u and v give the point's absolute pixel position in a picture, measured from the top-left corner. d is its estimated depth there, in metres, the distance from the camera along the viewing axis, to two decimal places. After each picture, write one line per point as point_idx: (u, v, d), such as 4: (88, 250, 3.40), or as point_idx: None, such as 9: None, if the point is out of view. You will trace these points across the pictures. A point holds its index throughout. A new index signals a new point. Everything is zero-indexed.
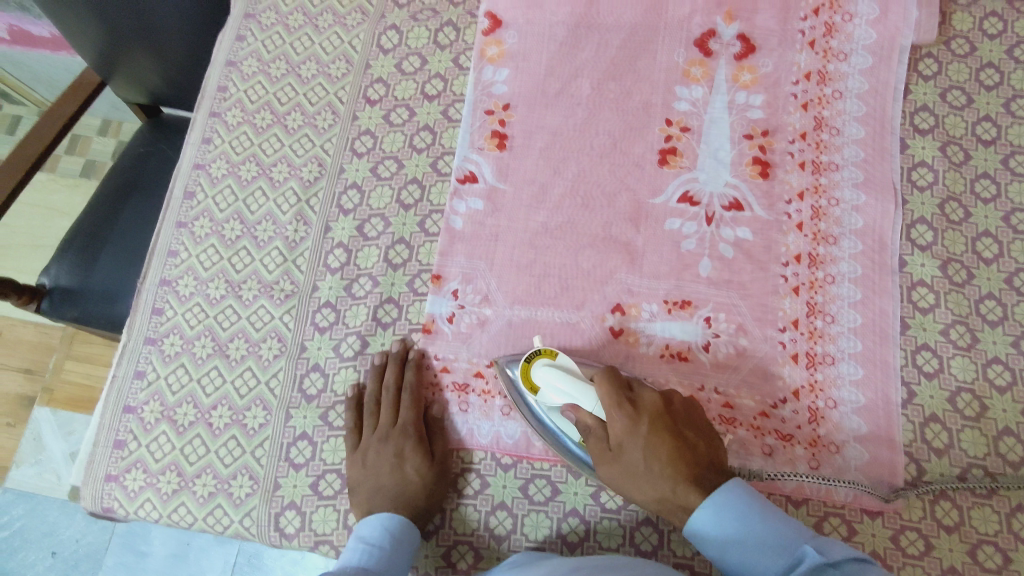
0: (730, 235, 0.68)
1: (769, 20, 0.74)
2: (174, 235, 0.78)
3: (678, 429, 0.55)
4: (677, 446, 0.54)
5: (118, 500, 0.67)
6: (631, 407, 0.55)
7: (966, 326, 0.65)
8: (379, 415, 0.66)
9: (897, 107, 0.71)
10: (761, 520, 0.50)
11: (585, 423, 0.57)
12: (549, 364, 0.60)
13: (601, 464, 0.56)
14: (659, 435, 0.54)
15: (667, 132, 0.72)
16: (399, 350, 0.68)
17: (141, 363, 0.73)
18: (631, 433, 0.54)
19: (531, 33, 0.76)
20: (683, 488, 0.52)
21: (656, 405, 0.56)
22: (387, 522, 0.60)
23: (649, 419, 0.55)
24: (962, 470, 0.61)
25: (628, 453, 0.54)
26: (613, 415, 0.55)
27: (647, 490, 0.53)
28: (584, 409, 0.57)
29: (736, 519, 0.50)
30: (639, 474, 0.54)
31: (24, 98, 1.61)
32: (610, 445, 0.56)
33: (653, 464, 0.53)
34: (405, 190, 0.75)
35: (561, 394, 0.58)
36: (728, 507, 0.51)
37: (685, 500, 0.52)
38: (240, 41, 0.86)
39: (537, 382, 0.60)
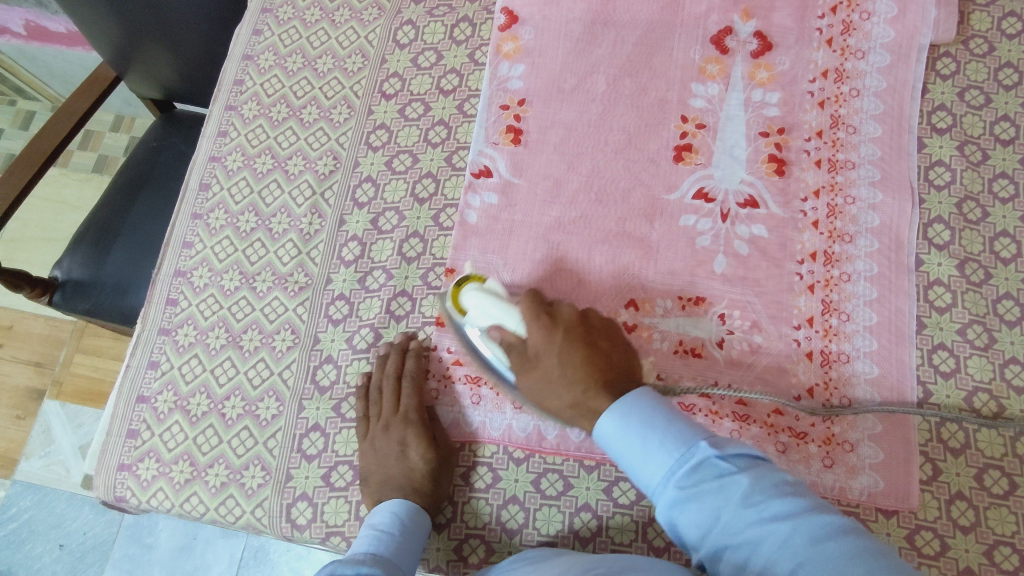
0: (745, 232, 0.68)
1: (787, 18, 0.74)
2: (190, 226, 0.78)
3: (591, 336, 0.56)
4: (591, 352, 0.54)
5: (131, 489, 0.68)
6: (549, 318, 0.56)
7: (983, 326, 0.65)
8: (382, 402, 0.65)
9: (915, 106, 0.71)
10: (663, 422, 0.50)
11: (510, 342, 0.58)
12: (478, 287, 0.60)
13: (521, 376, 0.57)
14: (573, 343, 0.54)
15: (682, 128, 0.72)
16: (400, 341, 0.68)
17: (155, 353, 0.73)
18: (546, 342, 0.55)
19: (547, 29, 0.76)
20: (593, 394, 0.53)
21: (573, 317, 0.56)
22: (397, 509, 0.59)
23: (564, 329, 0.55)
24: (978, 470, 0.61)
25: (544, 362, 0.55)
26: (532, 327, 0.56)
27: (562, 396, 0.54)
28: (508, 328, 0.58)
29: (640, 424, 0.51)
30: (554, 380, 0.54)
31: (38, 92, 1.64)
32: (528, 356, 0.56)
33: (566, 370, 0.54)
34: (420, 184, 0.75)
35: (489, 317, 0.59)
36: (632, 410, 0.51)
37: (595, 404, 0.53)
38: (257, 35, 0.86)
39: (466, 304, 0.60)
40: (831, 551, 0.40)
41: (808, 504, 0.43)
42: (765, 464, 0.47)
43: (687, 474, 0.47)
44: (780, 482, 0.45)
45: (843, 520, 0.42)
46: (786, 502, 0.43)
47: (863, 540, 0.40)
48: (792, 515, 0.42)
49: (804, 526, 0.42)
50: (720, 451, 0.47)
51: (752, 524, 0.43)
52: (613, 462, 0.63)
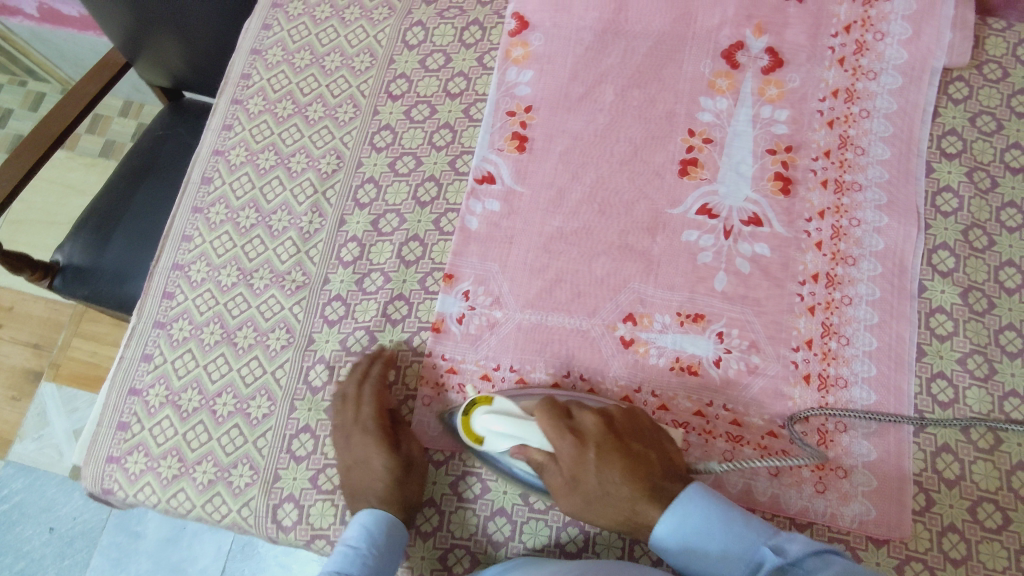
0: (747, 250, 0.67)
1: (799, 35, 0.73)
2: (190, 219, 0.78)
3: (623, 441, 0.56)
4: (629, 462, 0.55)
5: (118, 482, 0.67)
6: (575, 435, 0.56)
7: (984, 356, 0.64)
8: (344, 411, 0.65)
9: (925, 130, 0.70)
10: (721, 525, 0.52)
11: (536, 460, 0.57)
12: (487, 411, 0.59)
13: (563, 496, 0.56)
14: (608, 457, 0.55)
15: (689, 142, 0.71)
16: (374, 352, 0.68)
17: (148, 346, 0.73)
18: (580, 463, 0.55)
19: (557, 37, 0.76)
20: (641, 504, 0.54)
21: (597, 426, 0.57)
22: (367, 522, 0.58)
23: (594, 444, 0.55)
24: (972, 503, 0.60)
25: (585, 483, 0.55)
26: (559, 447, 0.56)
27: (611, 513, 0.55)
28: (531, 447, 0.57)
29: (697, 529, 0.52)
30: (600, 500, 0.55)
31: (50, 75, 1.65)
32: (565, 477, 0.56)
33: (613, 487, 0.54)
34: (422, 187, 0.74)
35: (506, 438, 0.58)
36: (685, 514, 0.53)
37: (647, 515, 0.54)
38: (266, 30, 0.86)
39: (481, 432, 0.59)
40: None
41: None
42: (838, 559, 0.47)
43: None
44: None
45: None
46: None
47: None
48: None
49: None
50: (786, 559, 0.49)
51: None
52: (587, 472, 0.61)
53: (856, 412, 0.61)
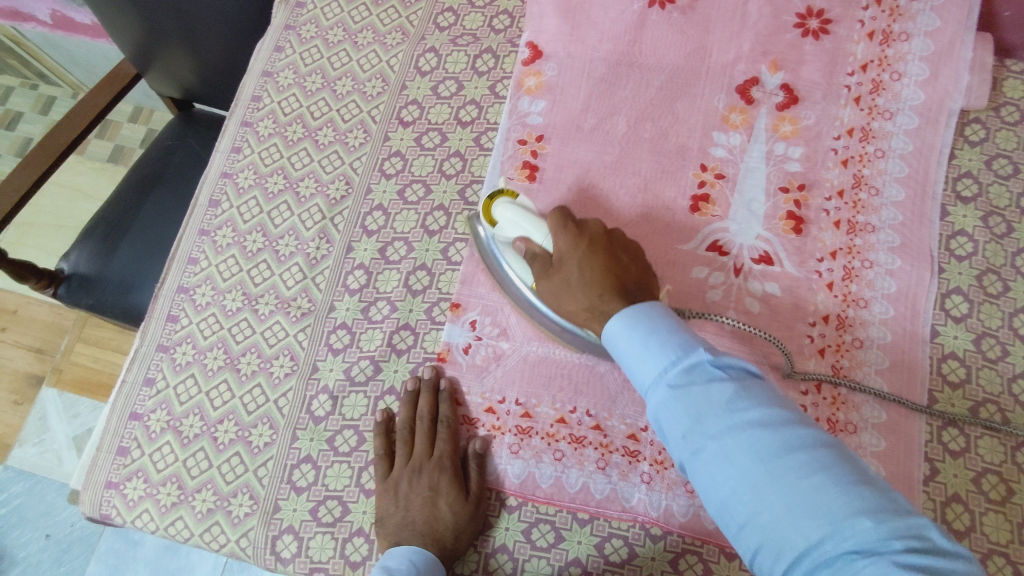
0: (758, 289, 0.66)
1: (815, 73, 0.72)
2: (196, 242, 0.78)
3: (615, 250, 0.58)
4: (612, 266, 0.56)
5: (116, 508, 0.67)
6: (575, 229, 0.59)
7: (996, 405, 0.63)
8: (414, 443, 0.64)
9: (940, 172, 0.69)
10: (668, 326, 0.50)
11: (534, 252, 0.61)
12: (508, 202, 0.64)
13: (541, 282, 0.60)
14: (596, 253, 0.57)
15: (701, 177, 0.71)
16: (431, 376, 0.65)
17: (151, 370, 0.72)
18: (570, 250, 0.58)
19: (570, 66, 0.75)
20: (607, 297, 0.55)
21: (600, 230, 0.59)
22: (413, 556, 0.57)
23: (590, 240, 0.58)
24: (982, 555, 0.58)
25: (565, 267, 0.58)
26: (557, 235, 0.59)
27: (577, 300, 0.56)
28: (534, 238, 0.61)
29: (645, 326, 0.50)
30: (572, 285, 0.57)
31: (61, 79, 1.66)
32: (552, 262, 0.59)
33: (585, 277, 0.56)
34: (431, 216, 0.74)
35: (517, 227, 0.62)
36: (641, 314, 0.51)
37: (607, 308, 0.54)
38: (278, 52, 0.86)
39: (497, 217, 0.64)
40: (799, 462, 0.40)
41: (789, 417, 0.43)
42: (760, 379, 0.47)
43: (679, 376, 0.47)
44: (769, 395, 0.45)
45: (813, 434, 0.42)
46: (769, 411, 0.43)
47: (829, 453, 0.41)
48: (774, 427, 0.42)
49: (785, 437, 0.42)
50: (717, 361, 0.47)
51: (731, 428, 0.43)
52: (607, 517, 0.61)
53: (869, 388, 0.62)
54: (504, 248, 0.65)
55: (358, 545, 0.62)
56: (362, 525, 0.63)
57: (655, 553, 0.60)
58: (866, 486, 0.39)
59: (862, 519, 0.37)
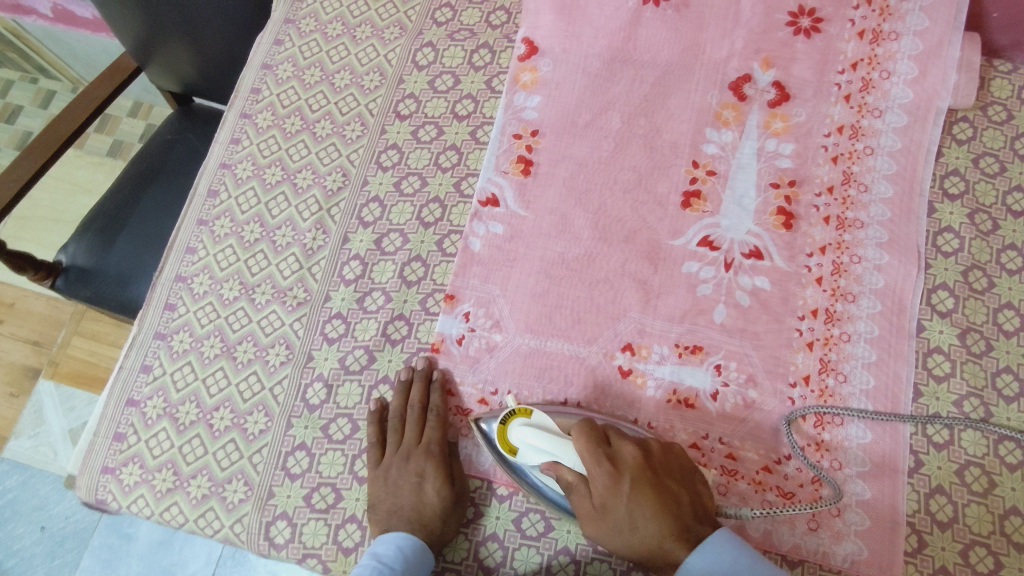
0: (747, 283, 0.67)
1: (807, 71, 0.73)
2: (195, 232, 0.79)
3: (659, 479, 0.54)
4: (664, 503, 0.53)
5: (112, 493, 0.68)
6: (612, 464, 0.54)
7: (980, 399, 0.64)
8: (404, 431, 0.65)
9: (928, 169, 0.70)
10: (752, 572, 0.51)
11: (566, 481, 0.56)
12: (524, 424, 0.59)
13: (586, 520, 0.54)
14: (643, 494, 0.53)
15: (693, 173, 0.71)
16: (424, 367, 0.67)
17: (148, 357, 0.73)
18: (613, 492, 0.53)
19: (566, 62, 0.76)
20: (671, 545, 0.52)
21: (635, 456, 0.55)
22: (401, 543, 0.59)
23: (630, 476, 0.54)
24: (964, 546, 0.60)
25: (613, 514, 0.53)
26: (594, 473, 0.54)
27: (636, 546, 0.53)
28: (563, 465, 0.56)
29: (726, 571, 0.50)
30: (626, 533, 0.53)
31: (61, 73, 1.66)
32: (592, 504, 0.54)
33: (642, 519, 0.52)
34: (426, 208, 0.75)
35: (539, 453, 0.58)
36: (719, 554, 0.51)
37: (674, 554, 0.52)
38: (278, 45, 0.87)
39: (515, 444, 0.59)
40: None
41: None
42: None
43: None
44: None
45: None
46: None
47: None
48: None
49: None
50: None
51: None
52: None
53: (855, 411, 0.62)
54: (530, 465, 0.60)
55: (350, 531, 0.63)
56: (355, 512, 0.64)
57: None
58: None
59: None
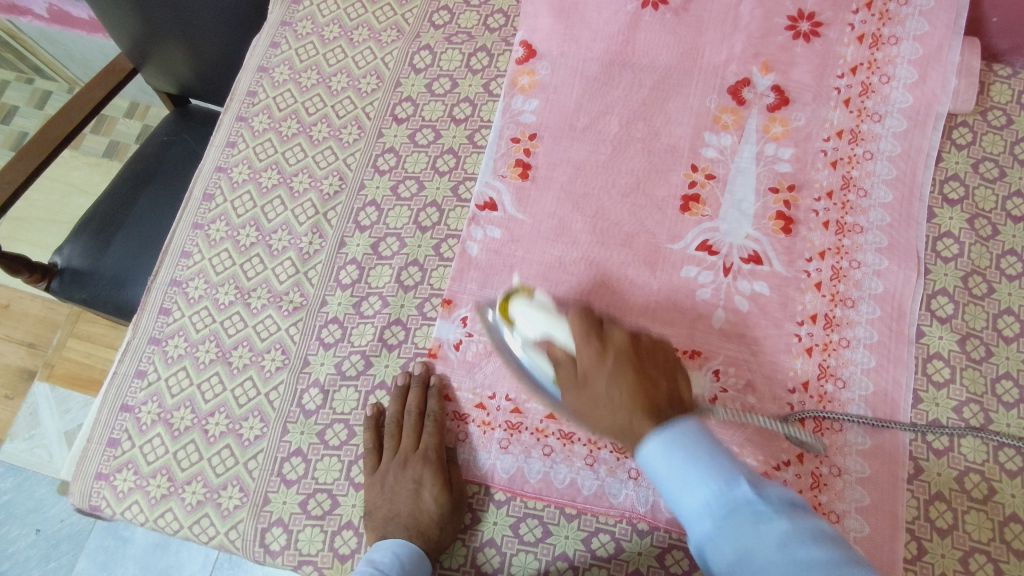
0: (747, 289, 0.67)
1: (806, 75, 0.73)
2: (190, 236, 0.78)
3: (643, 364, 0.55)
4: (642, 380, 0.53)
5: (106, 499, 0.67)
6: (599, 341, 0.56)
7: (980, 405, 0.64)
8: (401, 437, 0.64)
9: (927, 174, 0.70)
10: (708, 455, 0.47)
11: (555, 356, 0.57)
12: (525, 301, 0.61)
13: (568, 392, 0.56)
14: (624, 367, 0.54)
15: (692, 177, 0.71)
16: (422, 372, 0.66)
17: (143, 362, 0.73)
18: (596, 363, 0.55)
19: (564, 65, 0.76)
20: (638, 418, 0.51)
21: (625, 340, 0.56)
22: (397, 549, 0.58)
23: (615, 354, 0.55)
24: (964, 553, 0.59)
25: (593, 383, 0.54)
26: (582, 346, 0.56)
27: (608, 421, 0.53)
28: (555, 342, 0.58)
29: (681, 452, 0.48)
30: (600, 402, 0.54)
31: (57, 74, 1.66)
32: (576, 375, 0.56)
33: (614, 393, 0.53)
34: (423, 213, 0.74)
35: (535, 327, 0.59)
36: (675, 438, 0.49)
37: (639, 429, 0.51)
38: (275, 48, 0.87)
39: (514, 317, 0.61)
40: None
41: (839, 554, 0.40)
42: (814, 519, 0.43)
43: (724, 513, 0.44)
44: (828, 537, 0.41)
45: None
46: (824, 552, 0.40)
47: None
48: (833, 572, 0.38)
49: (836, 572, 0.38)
50: (762, 497, 0.44)
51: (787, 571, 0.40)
52: (594, 513, 0.62)
53: (855, 417, 0.62)
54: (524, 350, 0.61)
55: (346, 538, 0.62)
56: (351, 518, 0.63)
57: (642, 548, 0.60)
58: None
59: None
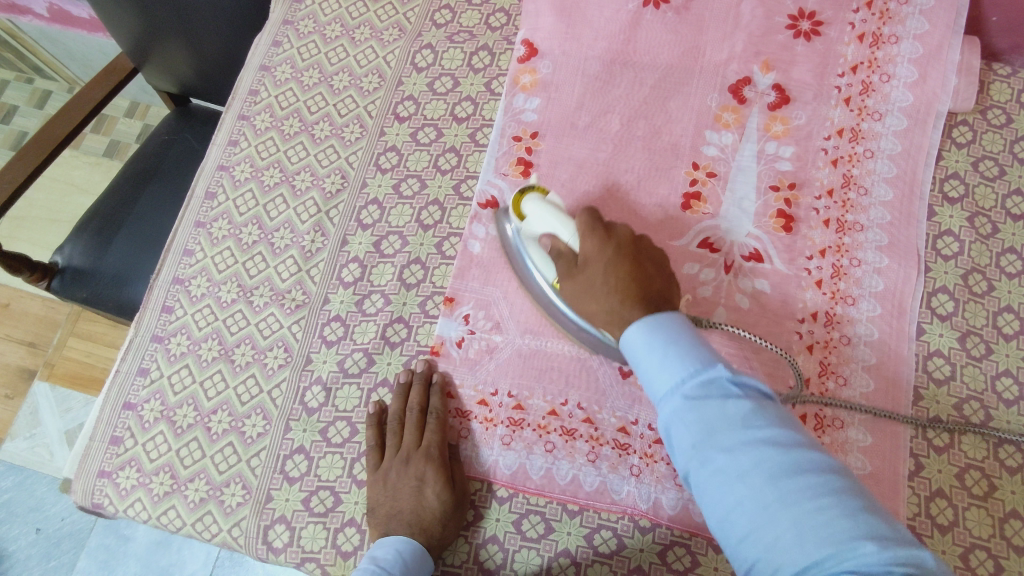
0: (748, 287, 0.67)
1: (806, 73, 0.73)
2: (193, 234, 0.78)
3: (642, 259, 0.57)
4: (638, 273, 0.55)
5: (109, 497, 0.67)
6: (604, 233, 0.57)
7: (980, 402, 0.64)
8: (403, 435, 0.64)
9: (928, 172, 0.71)
10: (687, 342, 0.50)
11: (559, 250, 0.60)
12: (538, 198, 0.62)
13: (565, 281, 0.59)
14: (622, 258, 0.56)
15: (693, 175, 0.71)
16: (424, 370, 0.66)
17: (145, 360, 0.73)
18: (597, 253, 0.57)
19: (565, 64, 0.76)
20: (628, 303, 0.54)
21: (628, 236, 0.58)
22: (401, 547, 0.57)
23: (617, 245, 0.57)
24: (964, 549, 0.59)
25: (591, 269, 0.57)
26: (586, 238, 0.58)
27: (598, 302, 0.56)
28: (561, 237, 0.60)
29: (664, 339, 0.50)
30: (594, 289, 0.56)
31: (57, 73, 1.66)
32: (576, 262, 0.58)
33: (608, 277, 0.55)
34: (425, 211, 0.75)
35: (544, 223, 0.61)
36: (662, 326, 0.51)
37: (627, 315, 0.54)
38: (276, 47, 0.87)
39: (525, 212, 0.63)
40: (807, 482, 0.40)
41: (797, 438, 0.44)
42: (776, 408, 0.46)
43: (694, 391, 0.47)
44: (787, 424, 0.45)
45: (817, 454, 0.43)
46: (784, 436, 0.44)
47: (833, 474, 0.41)
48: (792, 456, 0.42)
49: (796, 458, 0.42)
50: (734, 382, 0.47)
51: (747, 448, 0.43)
52: (596, 509, 0.62)
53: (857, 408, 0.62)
54: (530, 245, 0.64)
55: (349, 535, 0.62)
56: (354, 515, 0.63)
57: (644, 545, 0.61)
58: (862, 504, 0.40)
59: (865, 541, 0.37)
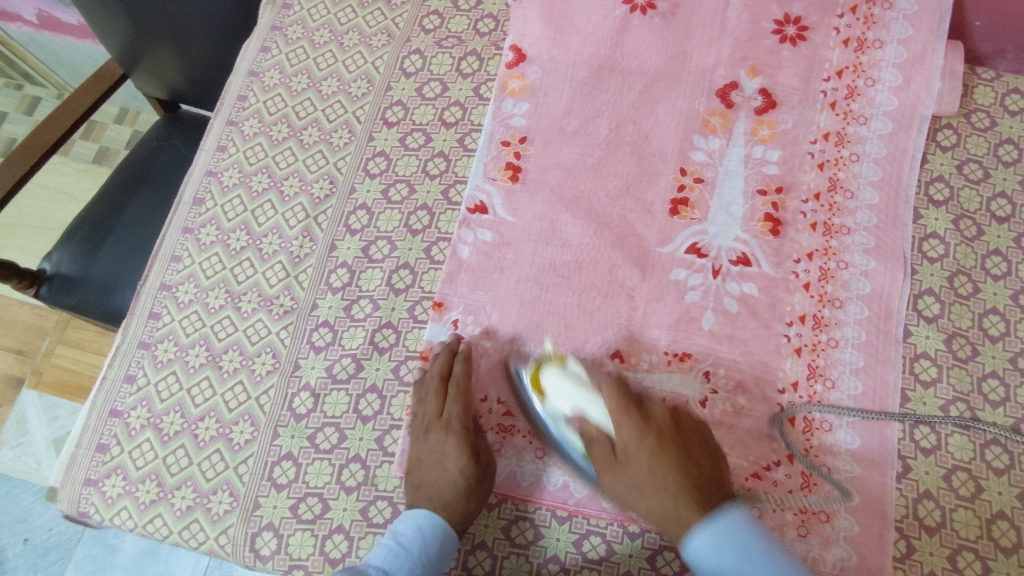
0: (735, 290, 0.67)
1: (792, 78, 0.74)
2: (180, 240, 0.78)
3: (685, 445, 0.56)
4: (685, 465, 0.54)
5: (94, 506, 0.66)
6: (642, 420, 0.56)
7: (966, 404, 0.64)
8: (427, 403, 0.64)
9: (913, 175, 0.71)
10: (761, 551, 0.49)
11: (590, 433, 0.57)
12: (558, 371, 0.60)
13: (604, 473, 0.56)
14: (665, 450, 0.55)
15: (681, 181, 0.72)
16: (451, 340, 0.66)
17: (132, 367, 0.72)
18: (638, 445, 0.55)
19: (554, 70, 0.76)
20: (685, 508, 0.52)
21: (665, 416, 0.57)
22: (422, 522, 0.59)
23: (658, 434, 0.56)
24: (952, 551, 0.60)
25: (634, 463, 0.55)
26: (624, 424, 0.56)
27: (650, 502, 0.54)
28: (589, 417, 0.57)
29: (735, 547, 0.49)
30: (642, 487, 0.54)
31: (46, 79, 1.65)
32: (615, 454, 0.56)
33: (657, 477, 0.54)
34: (414, 216, 0.75)
35: (570, 402, 0.58)
36: (730, 533, 0.50)
37: (686, 519, 0.52)
38: (265, 52, 0.87)
39: (547, 388, 0.60)
40: None
41: None
42: None
43: None
44: None
45: None
46: None
47: None
48: None
49: None
50: None
51: None
52: (585, 515, 0.62)
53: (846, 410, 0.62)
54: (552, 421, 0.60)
55: (337, 542, 0.62)
56: (342, 522, 0.63)
57: (632, 550, 0.61)
58: None
59: None
